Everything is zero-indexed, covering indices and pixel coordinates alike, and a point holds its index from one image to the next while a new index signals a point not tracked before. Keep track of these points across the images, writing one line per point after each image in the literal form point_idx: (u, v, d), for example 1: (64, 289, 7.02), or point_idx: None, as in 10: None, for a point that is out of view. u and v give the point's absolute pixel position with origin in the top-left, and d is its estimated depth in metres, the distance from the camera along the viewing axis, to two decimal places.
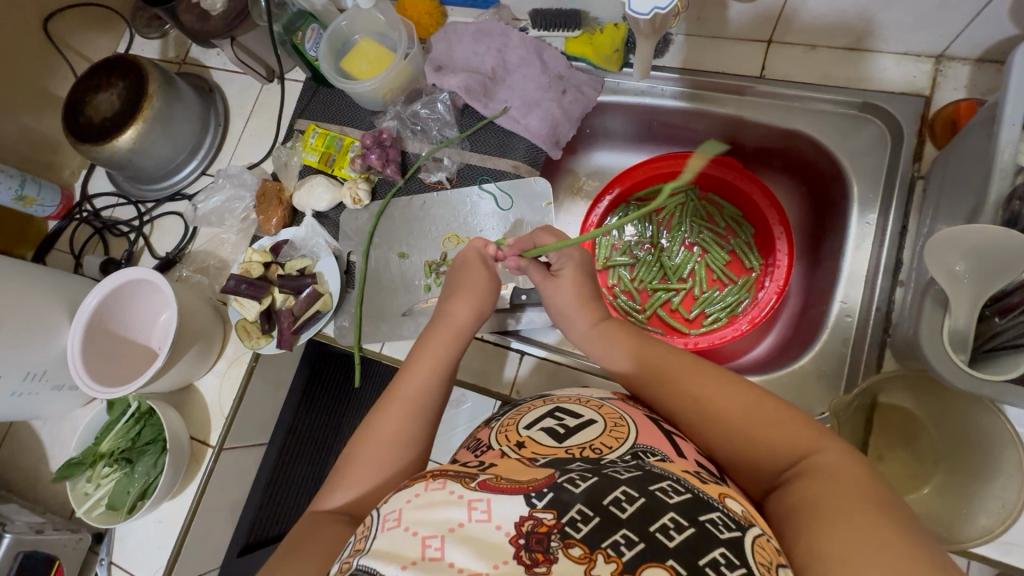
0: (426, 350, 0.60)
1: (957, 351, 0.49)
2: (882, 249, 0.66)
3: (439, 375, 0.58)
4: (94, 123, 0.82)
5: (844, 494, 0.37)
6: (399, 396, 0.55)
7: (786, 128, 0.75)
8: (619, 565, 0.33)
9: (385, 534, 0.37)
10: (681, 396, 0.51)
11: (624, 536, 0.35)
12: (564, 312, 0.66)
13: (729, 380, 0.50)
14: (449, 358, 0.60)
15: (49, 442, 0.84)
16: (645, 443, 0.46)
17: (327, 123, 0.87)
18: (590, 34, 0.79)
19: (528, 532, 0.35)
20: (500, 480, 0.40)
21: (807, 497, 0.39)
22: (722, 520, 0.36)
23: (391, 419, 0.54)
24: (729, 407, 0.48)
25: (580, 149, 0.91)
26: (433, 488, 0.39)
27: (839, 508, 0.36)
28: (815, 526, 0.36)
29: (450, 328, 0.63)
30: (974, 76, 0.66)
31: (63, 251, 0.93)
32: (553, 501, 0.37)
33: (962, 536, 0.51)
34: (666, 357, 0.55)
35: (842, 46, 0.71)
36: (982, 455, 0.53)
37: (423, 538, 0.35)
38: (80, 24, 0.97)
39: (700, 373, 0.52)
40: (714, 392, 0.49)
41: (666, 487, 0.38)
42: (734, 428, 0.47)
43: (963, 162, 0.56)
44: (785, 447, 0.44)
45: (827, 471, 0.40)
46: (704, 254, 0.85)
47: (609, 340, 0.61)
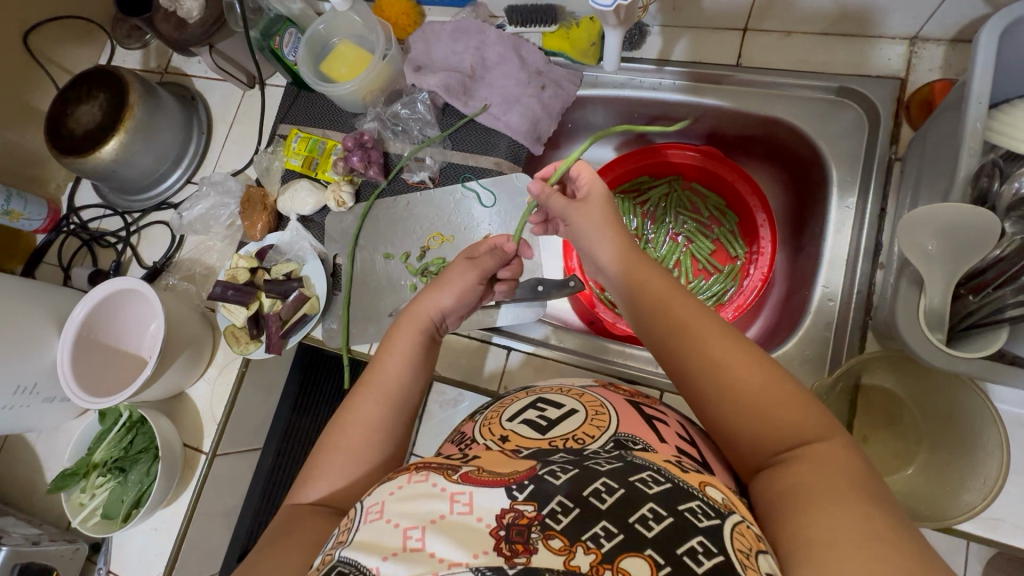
0: (399, 344, 0.60)
1: (932, 331, 0.50)
2: (861, 232, 0.66)
3: (414, 369, 0.59)
4: (76, 135, 0.82)
5: (840, 487, 0.37)
6: (370, 388, 0.56)
7: (763, 116, 0.75)
8: (598, 556, 0.33)
9: (367, 526, 0.37)
10: (698, 353, 0.47)
11: (603, 528, 0.35)
12: (587, 238, 0.59)
13: (749, 348, 0.47)
14: (422, 350, 0.60)
15: (44, 454, 0.84)
16: (626, 432, 0.46)
17: (309, 127, 0.87)
18: (566, 29, 0.79)
19: (509, 524, 0.35)
20: (483, 472, 0.40)
21: (801, 483, 0.38)
22: (701, 508, 0.36)
23: (365, 412, 0.54)
24: (747, 374, 0.45)
25: (562, 143, 0.90)
26: (416, 480, 0.39)
27: (835, 498, 0.36)
28: (805, 512, 0.36)
29: (422, 321, 0.62)
30: (948, 56, 0.67)
31: (52, 265, 0.94)
32: (533, 493, 0.37)
33: (952, 514, 0.51)
34: (687, 308, 0.51)
35: (818, 31, 0.71)
36: (963, 432, 0.54)
37: (404, 530, 0.35)
38: (61, 37, 0.97)
39: (721, 336, 0.48)
40: (733, 356, 0.46)
41: (646, 478, 0.38)
42: (743, 398, 0.44)
43: (937, 142, 0.56)
44: (789, 427, 0.42)
45: (826, 463, 0.39)
46: (689, 244, 0.86)
47: (636, 278, 0.55)
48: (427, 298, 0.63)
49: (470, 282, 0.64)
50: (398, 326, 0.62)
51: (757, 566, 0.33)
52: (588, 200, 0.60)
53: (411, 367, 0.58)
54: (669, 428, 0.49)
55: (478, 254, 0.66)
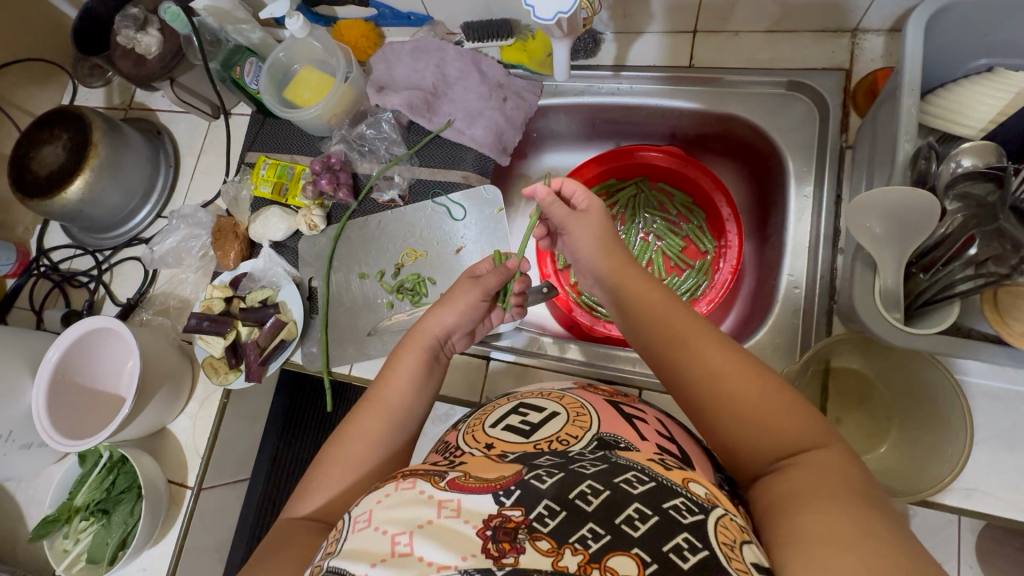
0: (406, 362, 0.60)
1: (890, 310, 0.51)
2: (820, 218, 0.68)
3: (419, 388, 0.59)
4: (40, 177, 0.82)
5: (828, 487, 0.37)
6: (375, 404, 0.56)
7: (719, 113, 0.77)
8: (586, 556, 0.34)
9: (356, 534, 0.37)
10: (693, 369, 0.48)
11: (590, 530, 0.35)
12: (588, 246, 0.61)
13: (744, 362, 0.47)
14: (426, 373, 0.60)
15: (24, 502, 0.82)
16: (608, 432, 0.47)
17: (277, 154, 0.88)
18: (523, 41, 0.82)
19: (496, 526, 0.35)
20: (470, 479, 0.40)
21: (794, 483, 0.38)
22: (685, 504, 0.36)
23: (368, 426, 0.54)
24: (739, 390, 0.45)
25: (529, 152, 0.92)
26: (404, 488, 0.39)
27: (824, 497, 0.36)
28: (793, 513, 0.36)
29: (429, 337, 0.62)
30: (888, 45, 0.69)
31: (24, 308, 0.92)
32: (520, 497, 0.37)
33: (926, 488, 0.52)
34: (685, 324, 0.51)
35: (763, 29, 0.74)
36: (930, 406, 0.55)
37: (392, 536, 0.35)
38: (21, 80, 0.97)
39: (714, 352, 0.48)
40: (728, 373, 0.46)
41: (631, 478, 0.39)
42: (736, 409, 0.44)
43: (882, 129, 0.58)
44: (786, 436, 0.42)
45: (818, 467, 0.39)
46: (660, 242, 0.87)
47: (628, 287, 0.57)
48: (432, 316, 0.63)
49: (473, 300, 0.64)
50: (404, 343, 0.62)
51: (741, 557, 0.34)
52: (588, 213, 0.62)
53: (417, 385, 0.59)
54: (649, 425, 0.50)
55: (479, 273, 0.66)
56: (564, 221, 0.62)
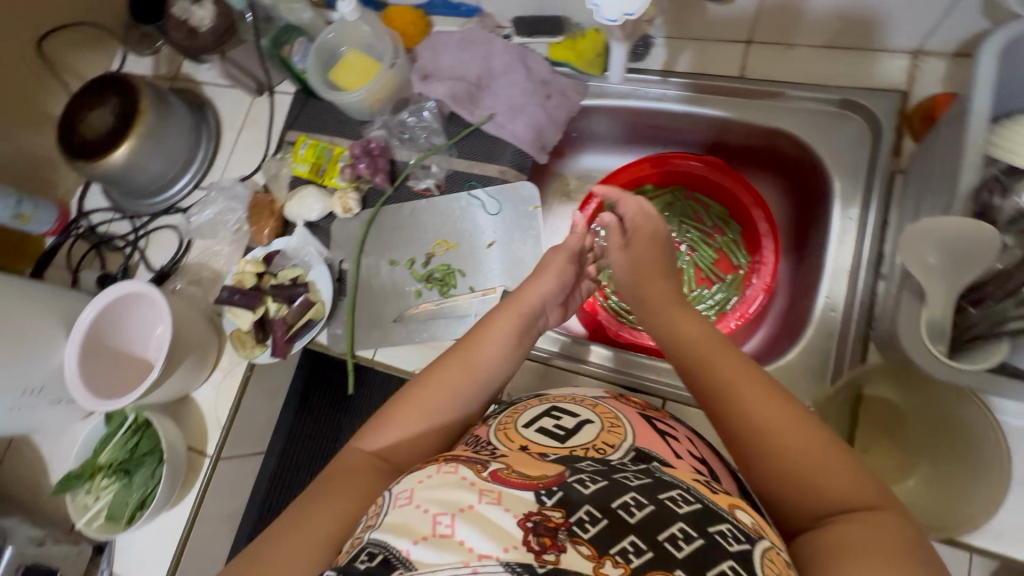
0: (500, 323, 0.61)
1: (935, 343, 0.49)
2: (864, 242, 0.67)
3: (507, 351, 0.60)
4: (87, 140, 0.83)
5: (892, 551, 0.35)
6: (459, 360, 0.57)
7: (765, 127, 0.76)
8: (626, 570, 0.33)
9: (397, 510, 0.38)
10: (738, 411, 0.46)
11: (632, 543, 0.35)
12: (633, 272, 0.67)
13: (799, 410, 0.45)
14: (515, 339, 0.61)
15: (49, 455, 0.85)
16: (644, 446, 0.46)
17: (317, 134, 0.88)
18: (572, 40, 0.81)
19: (536, 521, 0.35)
20: (511, 472, 0.40)
21: (847, 541, 0.37)
22: (732, 531, 0.36)
23: (448, 379, 0.55)
24: (789, 438, 0.43)
25: (566, 152, 0.91)
26: (445, 471, 0.41)
27: (883, 559, 0.34)
28: (851, 572, 0.34)
29: (527, 305, 0.64)
30: (950, 70, 0.67)
31: (61, 267, 0.95)
32: (561, 499, 0.37)
33: (949, 524, 0.51)
34: (735, 367, 0.49)
35: (820, 44, 0.72)
36: (965, 446, 0.55)
37: (433, 516, 0.36)
38: (74, 44, 0.99)
39: (767, 395, 0.46)
40: (778, 419, 0.44)
41: (676, 496, 0.39)
42: (786, 459, 0.42)
43: (940, 155, 0.57)
44: (838, 488, 0.40)
45: (880, 528, 0.37)
46: (693, 252, 0.86)
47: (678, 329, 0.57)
48: (532, 286, 0.65)
49: (563, 265, 0.67)
50: (499, 307, 0.63)
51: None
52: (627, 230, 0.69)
53: (505, 349, 0.59)
54: (681, 444, 0.49)
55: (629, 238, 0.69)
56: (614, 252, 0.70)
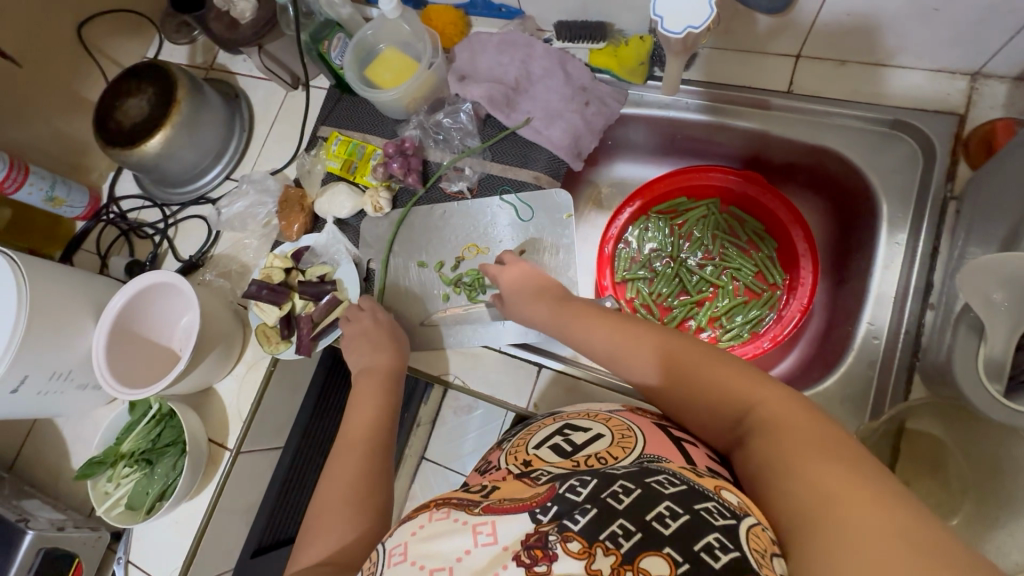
0: (366, 394, 0.67)
1: (992, 380, 0.48)
2: (911, 269, 0.65)
3: (382, 421, 0.64)
4: (122, 127, 0.84)
5: (792, 440, 0.40)
6: (353, 445, 0.60)
7: (811, 144, 0.74)
8: (618, 557, 0.34)
9: (393, 569, 0.36)
10: (665, 385, 0.53)
11: (620, 527, 0.35)
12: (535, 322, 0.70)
13: (699, 353, 0.52)
14: (384, 408, 0.66)
15: (71, 439, 0.85)
16: (652, 452, 0.45)
17: (350, 131, 0.88)
18: (614, 46, 0.78)
19: (530, 546, 0.35)
20: (503, 501, 0.39)
21: (766, 451, 0.41)
22: (717, 508, 0.37)
23: (354, 463, 0.58)
24: (699, 386, 0.50)
25: (601, 160, 0.90)
26: (437, 518, 0.38)
27: (795, 453, 0.39)
28: (784, 479, 0.38)
29: (381, 375, 0.70)
30: (1011, 94, 0.65)
31: (89, 252, 0.95)
32: (556, 513, 0.37)
33: (995, 565, 0.50)
34: (646, 341, 0.56)
35: (873, 62, 0.70)
36: (1011, 484, 0.52)
37: (430, 571, 0.35)
38: (112, 30, 0.99)
39: (679, 355, 0.53)
40: (688, 374, 0.51)
41: (662, 480, 0.40)
42: (710, 398, 0.48)
43: (1000, 185, 0.55)
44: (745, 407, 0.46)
45: (777, 423, 0.42)
46: (728, 268, 0.84)
47: (590, 328, 0.62)
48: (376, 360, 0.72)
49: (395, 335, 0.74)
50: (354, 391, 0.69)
51: (772, 567, 0.34)
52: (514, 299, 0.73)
53: (378, 420, 0.64)
54: (698, 449, 0.49)
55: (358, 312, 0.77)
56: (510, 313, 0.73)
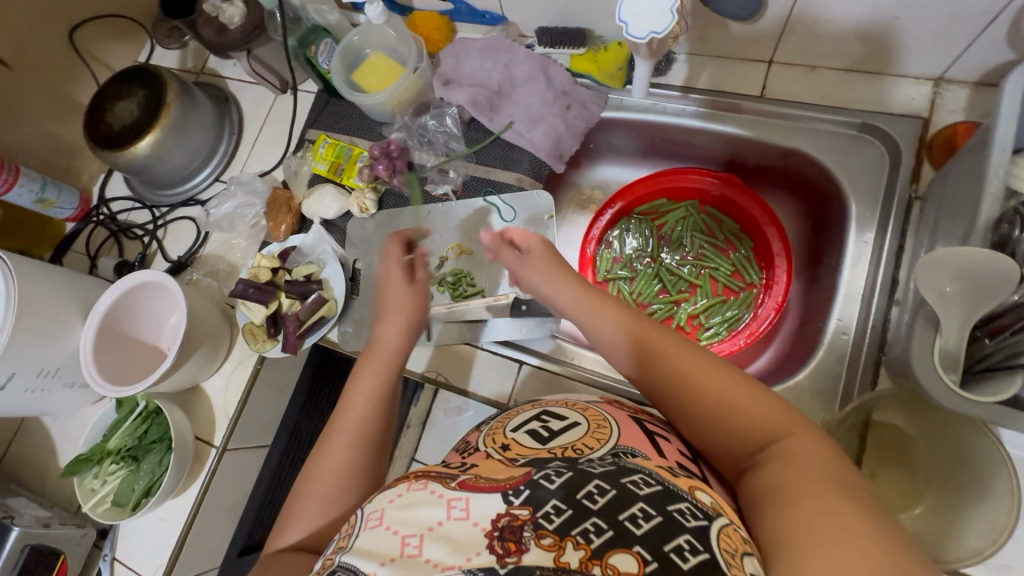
0: (365, 378, 0.60)
1: (948, 372, 0.50)
2: (878, 267, 0.67)
3: (377, 406, 0.58)
4: (113, 130, 0.85)
5: (807, 473, 0.38)
6: (342, 429, 0.56)
7: (784, 146, 0.76)
8: (587, 552, 0.34)
9: (367, 532, 0.38)
10: (670, 375, 0.50)
11: (593, 524, 0.35)
12: (543, 286, 0.64)
13: (730, 371, 0.49)
14: (382, 387, 0.60)
15: (58, 437, 0.86)
16: (626, 444, 0.46)
17: (337, 134, 0.89)
18: (594, 52, 0.81)
19: (503, 526, 0.36)
20: (480, 480, 0.41)
21: (775, 477, 0.39)
22: (690, 509, 0.37)
23: (339, 452, 0.54)
24: (713, 391, 0.47)
25: (583, 163, 0.92)
26: (414, 488, 0.40)
27: (806, 484, 0.37)
28: (782, 504, 0.37)
29: (384, 357, 0.63)
30: (973, 98, 0.67)
31: (79, 252, 0.96)
32: (528, 497, 0.37)
33: (958, 554, 0.51)
34: (668, 341, 0.53)
35: (842, 67, 0.72)
36: (970, 475, 0.54)
37: (402, 537, 0.36)
38: (104, 34, 1.01)
39: (702, 364, 0.50)
40: (703, 372, 0.49)
41: (637, 479, 0.39)
42: (724, 408, 0.46)
43: (958, 185, 0.57)
44: (760, 429, 0.44)
45: (797, 456, 0.40)
46: (707, 267, 0.86)
47: (597, 311, 0.59)
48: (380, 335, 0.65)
49: (414, 311, 0.68)
50: (357, 368, 0.62)
51: (742, 566, 0.33)
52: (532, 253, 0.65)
53: (375, 403, 0.58)
54: (672, 444, 0.49)
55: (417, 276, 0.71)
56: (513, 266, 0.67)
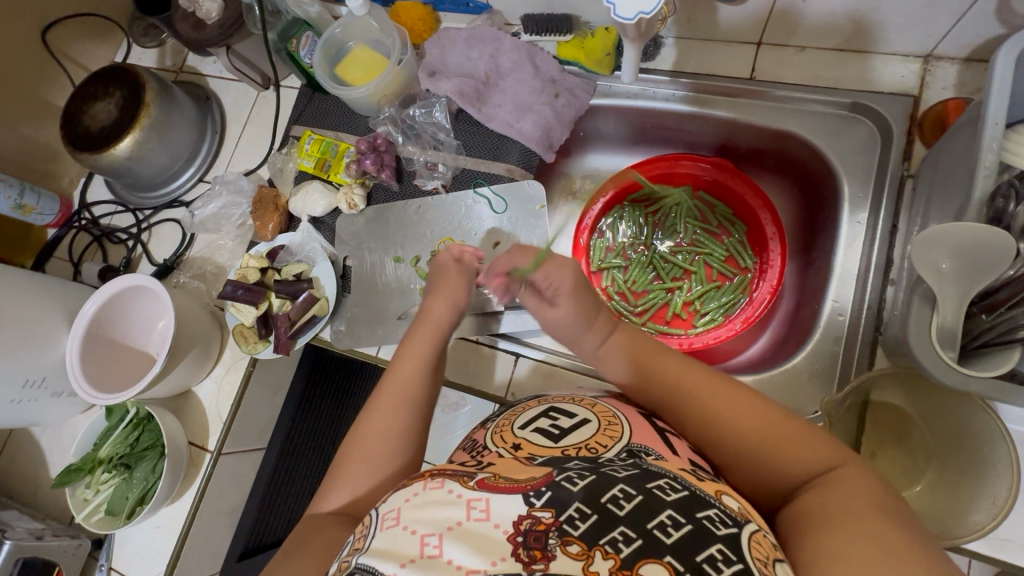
0: (413, 348, 0.60)
1: (945, 348, 0.50)
2: (873, 247, 0.67)
3: (430, 370, 0.59)
4: (91, 132, 0.83)
5: (847, 500, 0.37)
6: (387, 395, 0.55)
7: (775, 129, 0.75)
8: (617, 562, 0.33)
9: (384, 532, 0.37)
10: (706, 417, 0.49)
11: (621, 534, 0.34)
12: (568, 338, 0.61)
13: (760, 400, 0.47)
14: (433, 354, 0.60)
15: (48, 448, 0.84)
16: (639, 442, 0.45)
17: (322, 129, 0.88)
18: (581, 39, 0.80)
19: (526, 530, 0.35)
20: (500, 479, 0.40)
21: (817, 504, 0.38)
22: (719, 516, 0.36)
23: (383, 417, 0.53)
24: (754, 424, 0.46)
25: (573, 151, 0.91)
26: (431, 487, 0.39)
27: (846, 514, 0.36)
28: (819, 530, 0.36)
29: (438, 323, 0.62)
30: (962, 74, 0.67)
31: (62, 259, 0.94)
32: (551, 500, 0.36)
33: (964, 532, 0.50)
34: (693, 377, 0.51)
35: (831, 46, 0.71)
36: (974, 451, 0.54)
37: (421, 536, 0.35)
38: (79, 34, 0.98)
39: (732, 394, 0.49)
40: (738, 405, 0.47)
41: (663, 485, 0.38)
42: (752, 438, 0.45)
43: (951, 162, 0.57)
44: (805, 459, 0.42)
45: (841, 484, 0.38)
46: (702, 253, 0.86)
47: (635, 354, 0.57)
48: (432, 305, 0.64)
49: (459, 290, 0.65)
50: (410, 333, 0.62)
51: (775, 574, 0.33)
52: (557, 290, 0.60)
53: (426, 370, 0.58)
54: (682, 440, 0.49)
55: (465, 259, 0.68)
56: (536, 309, 0.63)
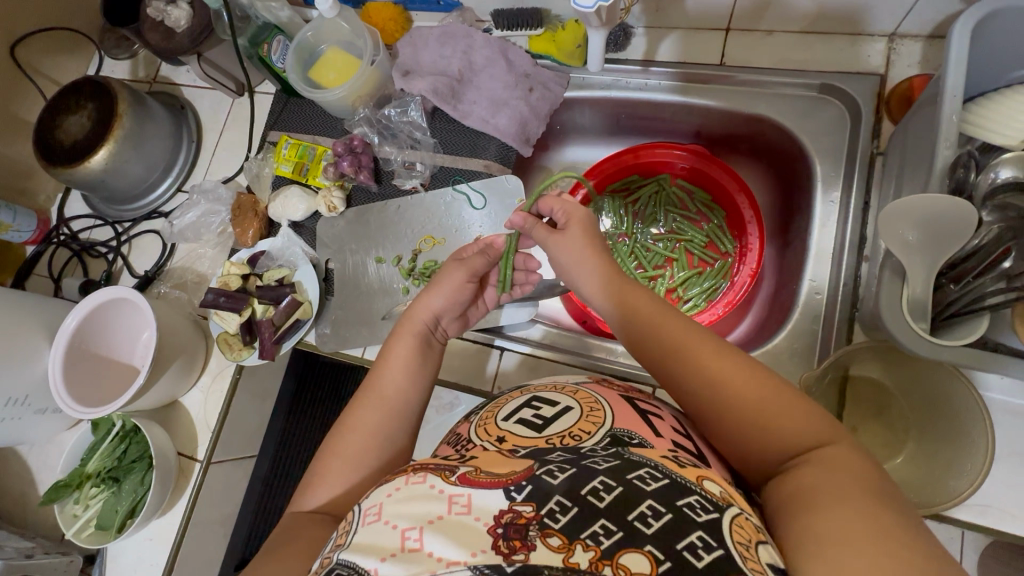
0: (398, 350, 0.58)
1: (917, 321, 0.50)
2: (846, 224, 0.67)
3: (412, 373, 0.57)
4: (64, 146, 0.82)
5: (840, 483, 0.36)
6: (368, 397, 0.55)
7: (749, 113, 0.76)
8: (597, 553, 0.33)
9: (366, 528, 0.37)
10: (694, 375, 0.46)
11: (602, 526, 0.35)
12: (567, 265, 0.58)
13: (750, 364, 0.45)
14: (420, 358, 0.59)
15: (36, 466, 0.84)
16: (622, 427, 0.46)
17: (299, 133, 0.88)
18: (552, 32, 0.80)
19: (506, 524, 0.35)
20: (481, 473, 0.39)
21: (807, 485, 0.38)
22: (700, 503, 0.36)
23: (365, 418, 0.54)
24: (744, 393, 0.44)
25: (551, 145, 0.91)
26: (414, 481, 0.39)
27: (834, 497, 0.35)
28: (810, 512, 0.36)
29: (419, 323, 0.61)
30: (926, 52, 0.68)
31: (42, 276, 0.93)
32: (531, 493, 0.37)
33: (942, 503, 0.51)
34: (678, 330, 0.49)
35: (797, 29, 0.72)
36: (951, 423, 0.55)
37: (402, 530, 0.35)
38: (49, 48, 0.97)
39: (716, 356, 0.46)
40: (730, 375, 0.45)
41: (644, 474, 0.38)
42: (742, 407, 0.43)
43: (917, 136, 0.58)
44: (793, 436, 0.41)
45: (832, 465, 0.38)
46: (682, 240, 0.86)
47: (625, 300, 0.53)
48: (420, 303, 0.62)
49: (461, 284, 0.62)
50: (395, 332, 0.61)
51: (758, 559, 0.33)
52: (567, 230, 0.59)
53: (410, 372, 0.57)
54: (664, 422, 0.49)
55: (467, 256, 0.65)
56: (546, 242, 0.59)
